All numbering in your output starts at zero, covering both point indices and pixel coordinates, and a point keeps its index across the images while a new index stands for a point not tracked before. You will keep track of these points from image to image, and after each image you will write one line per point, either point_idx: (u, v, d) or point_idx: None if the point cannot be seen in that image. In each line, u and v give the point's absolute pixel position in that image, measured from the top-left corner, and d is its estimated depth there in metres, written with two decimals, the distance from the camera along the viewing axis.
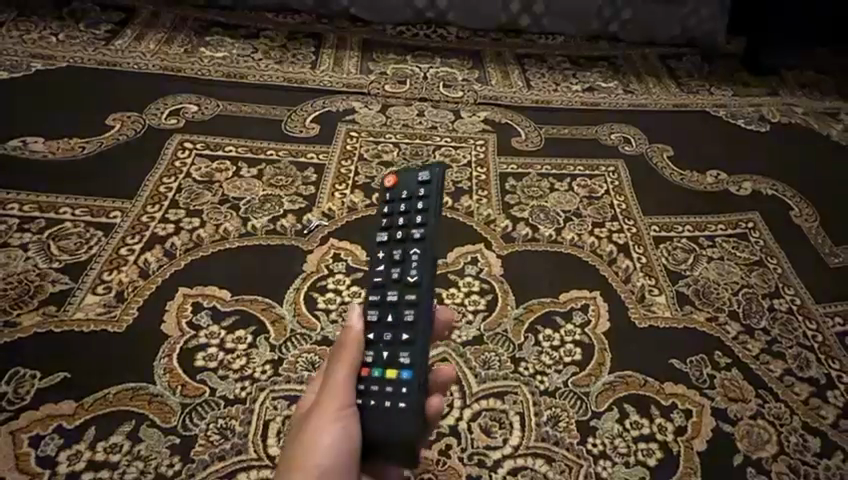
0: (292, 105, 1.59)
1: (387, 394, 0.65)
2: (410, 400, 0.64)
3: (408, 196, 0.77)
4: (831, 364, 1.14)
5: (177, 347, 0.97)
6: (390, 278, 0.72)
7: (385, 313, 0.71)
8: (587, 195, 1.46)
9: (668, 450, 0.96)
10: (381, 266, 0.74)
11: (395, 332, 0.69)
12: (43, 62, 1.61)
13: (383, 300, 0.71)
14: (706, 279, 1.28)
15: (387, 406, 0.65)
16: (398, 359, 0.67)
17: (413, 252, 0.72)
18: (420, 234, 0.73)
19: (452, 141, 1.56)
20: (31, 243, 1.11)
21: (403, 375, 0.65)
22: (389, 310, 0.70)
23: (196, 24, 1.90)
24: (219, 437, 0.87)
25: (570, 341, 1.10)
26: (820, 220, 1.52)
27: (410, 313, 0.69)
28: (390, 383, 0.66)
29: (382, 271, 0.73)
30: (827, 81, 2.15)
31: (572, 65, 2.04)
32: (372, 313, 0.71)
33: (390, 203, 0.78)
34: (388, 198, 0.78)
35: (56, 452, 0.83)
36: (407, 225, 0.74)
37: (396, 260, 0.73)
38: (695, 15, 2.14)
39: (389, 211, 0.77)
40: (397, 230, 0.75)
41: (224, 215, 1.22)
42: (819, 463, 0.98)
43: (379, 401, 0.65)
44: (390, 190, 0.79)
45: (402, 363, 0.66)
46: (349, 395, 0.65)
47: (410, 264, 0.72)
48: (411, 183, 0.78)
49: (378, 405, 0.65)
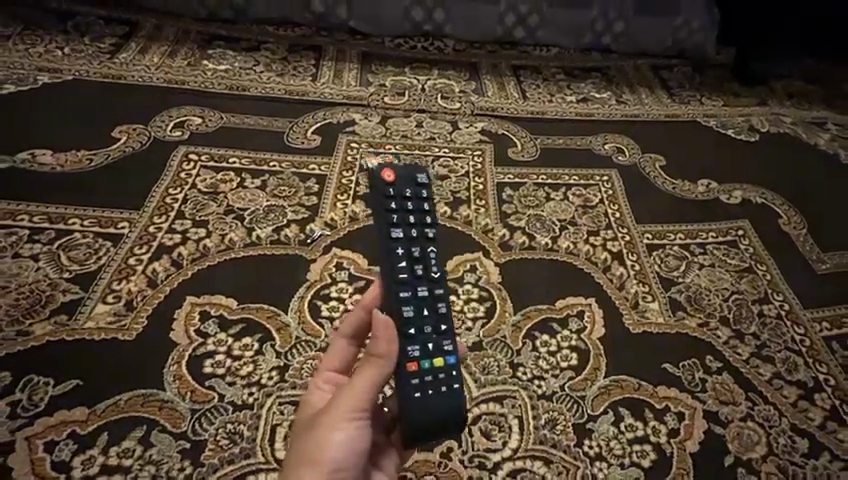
0: (293, 117, 1.62)
1: (438, 381, 0.72)
2: (459, 383, 0.73)
3: (412, 194, 0.79)
4: (818, 367, 1.18)
5: (186, 354, 1.00)
6: (416, 274, 0.75)
7: (418, 308, 0.74)
8: (582, 204, 1.50)
9: (662, 452, 0.99)
10: (402, 263, 0.75)
11: (433, 324, 0.74)
12: (49, 75, 1.64)
13: (415, 295, 0.74)
14: (697, 285, 1.32)
15: (443, 390, 0.72)
16: (443, 348, 0.73)
17: (431, 249, 0.78)
18: (433, 232, 0.78)
19: (450, 152, 1.60)
20: (42, 254, 1.14)
21: (450, 361, 0.73)
22: (423, 305, 0.74)
23: (199, 37, 1.94)
24: (228, 442, 0.89)
25: (567, 346, 1.13)
26: (807, 227, 1.56)
27: (443, 306, 0.76)
28: (441, 371, 0.73)
29: (404, 269, 0.75)
30: (815, 91, 2.21)
31: (567, 76, 2.09)
32: (407, 309, 0.73)
33: (391, 198, 0.78)
34: (390, 194, 0.78)
35: (70, 457, 0.86)
36: (421, 223, 0.78)
37: (416, 257, 0.76)
38: (686, 27, 2.20)
39: (397, 208, 0.77)
40: (410, 228, 0.77)
41: (229, 226, 1.25)
42: (807, 463, 1.01)
43: (435, 388, 0.71)
44: (391, 186, 0.78)
45: (447, 350, 0.74)
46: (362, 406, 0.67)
47: (431, 260, 0.77)
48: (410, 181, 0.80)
49: (433, 392, 0.71)
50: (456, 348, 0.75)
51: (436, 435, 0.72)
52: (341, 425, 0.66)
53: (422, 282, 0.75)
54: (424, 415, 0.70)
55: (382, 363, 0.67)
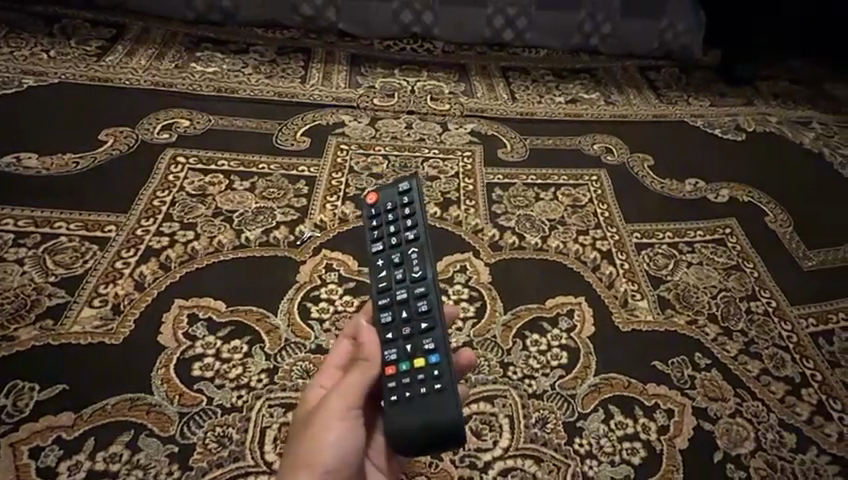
0: (283, 119, 1.62)
1: (417, 382, 0.68)
2: (444, 382, 0.68)
3: (394, 207, 0.84)
4: (805, 363, 1.19)
5: (174, 358, 0.99)
6: (396, 280, 0.77)
7: (398, 313, 0.75)
8: (571, 203, 1.51)
9: (651, 449, 1.00)
10: (383, 273, 0.79)
11: (412, 325, 0.73)
12: (35, 78, 1.62)
13: (393, 301, 0.76)
14: (685, 283, 1.33)
15: (423, 392, 0.67)
16: (422, 348, 0.71)
17: (412, 251, 0.79)
18: (413, 236, 0.80)
19: (440, 152, 1.61)
20: (27, 258, 1.13)
21: (429, 360, 0.69)
22: (401, 308, 0.74)
23: (186, 40, 1.93)
24: (216, 445, 0.89)
25: (557, 345, 1.14)
26: (794, 225, 1.58)
27: (424, 304, 0.74)
28: (420, 371, 0.69)
29: (385, 277, 0.78)
30: (799, 91, 2.24)
31: (555, 77, 2.11)
32: (384, 315, 0.75)
33: (375, 218, 0.85)
34: (372, 214, 0.85)
35: (56, 463, 0.84)
36: (400, 231, 0.81)
37: (396, 264, 0.79)
38: (672, 29, 2.23)
39: (378, 225, 0.83)
40: (389, 240, 0.81)
41: (218, 228, 1.24)
42: (795, 457, 1.02)
43: (414, 390, 0.68)
44: (373, 206, 0.86)
45: (428, 350, 0.71)
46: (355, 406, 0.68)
47: (410, 263, 0.78)
48: (389, 197, 0.85)
49: (411, 394, 0.68)
50: (444, 347, 0.71)
51: (428, 445, 0.67)
52: (332, 424, 0.67)
53: (402, 287, 0.77)
54: (405, 419, 0.67)
55: (370, 364, 0.71)
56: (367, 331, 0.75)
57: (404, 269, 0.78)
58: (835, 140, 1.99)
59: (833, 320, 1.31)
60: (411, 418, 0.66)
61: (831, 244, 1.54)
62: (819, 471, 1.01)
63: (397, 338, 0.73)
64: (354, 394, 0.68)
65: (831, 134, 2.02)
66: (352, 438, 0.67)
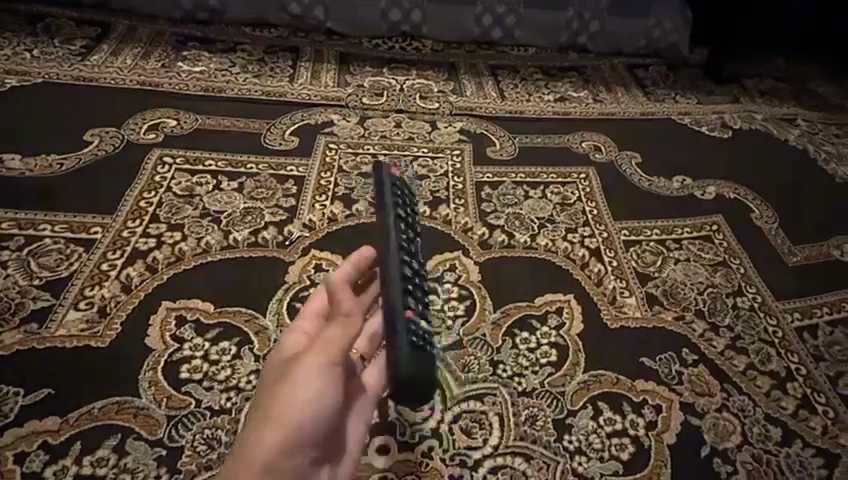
0: (271, 119, 1.61)
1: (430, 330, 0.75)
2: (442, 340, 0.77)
3: (402, 188, 0.96)
4: (790, 357, 1.21)
5: (162, 360, 0.98)
6: (409, 239, 0.86)
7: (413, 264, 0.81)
8: (560, 201, 1.52)
9: (640, 444, 1.00)
10: (397, 227, 0.86)
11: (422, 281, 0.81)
12: (18, 78, 1.60)
13: (408, 251, 0.82)
14: (673, 280, 1.35)
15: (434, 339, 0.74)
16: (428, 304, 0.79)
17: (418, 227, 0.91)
18: (417, 216, 0.93)
19: (429, 151, 1.61)
20: (11, 260, 1.11)
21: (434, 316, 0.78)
22: (415, 262, 0.82)
23: (173, 39, 1.91)
24: (205, 448, 0.88)
25: (546, 343, 1.14)
26: (779, 221, 1.60)
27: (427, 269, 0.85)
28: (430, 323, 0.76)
29: (401, 232, 0.86)
30: (784, 88, 2.27)
31: (544, 76, 2.11)
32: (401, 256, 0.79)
33: (388, 185, 0.94)
34: (385, 183, 0.95)
35: (42, 467, 0.84)
36: (409, 209, 0.94)
37: (407, 227, 0.88)
38: (659, 27, 2.24)
39: (392, 192, 0.93)
40: (401, 207, 0.91)
41: (205, 229, 1.23)
42: (781, 450, 1.04)
43: (428, 330, 0.73)
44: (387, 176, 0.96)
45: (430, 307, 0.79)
46: (328, 363, 0.69)
47: (415, 234, 0.89)
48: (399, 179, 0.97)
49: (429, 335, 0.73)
50: None
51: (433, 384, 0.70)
52: (306, 378, 0.68)
53: (411, 245, 0.85)
54: (427, 353, 0.70)
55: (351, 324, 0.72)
56: (343, 291, 0.75)
57: (405, 232, 0.87)
58: (820, 137, 2.02)
59: (818, 314, 1.32)
60: (431, 354, 0.70)
61: (816, 240, 1.56)
62: (804, 463, 1.02)
63: (411, 283, 0.78)
64: (328, 352, 0.69)
65: (816, 131, 2.04)
66: (326, 393, 0.68)
